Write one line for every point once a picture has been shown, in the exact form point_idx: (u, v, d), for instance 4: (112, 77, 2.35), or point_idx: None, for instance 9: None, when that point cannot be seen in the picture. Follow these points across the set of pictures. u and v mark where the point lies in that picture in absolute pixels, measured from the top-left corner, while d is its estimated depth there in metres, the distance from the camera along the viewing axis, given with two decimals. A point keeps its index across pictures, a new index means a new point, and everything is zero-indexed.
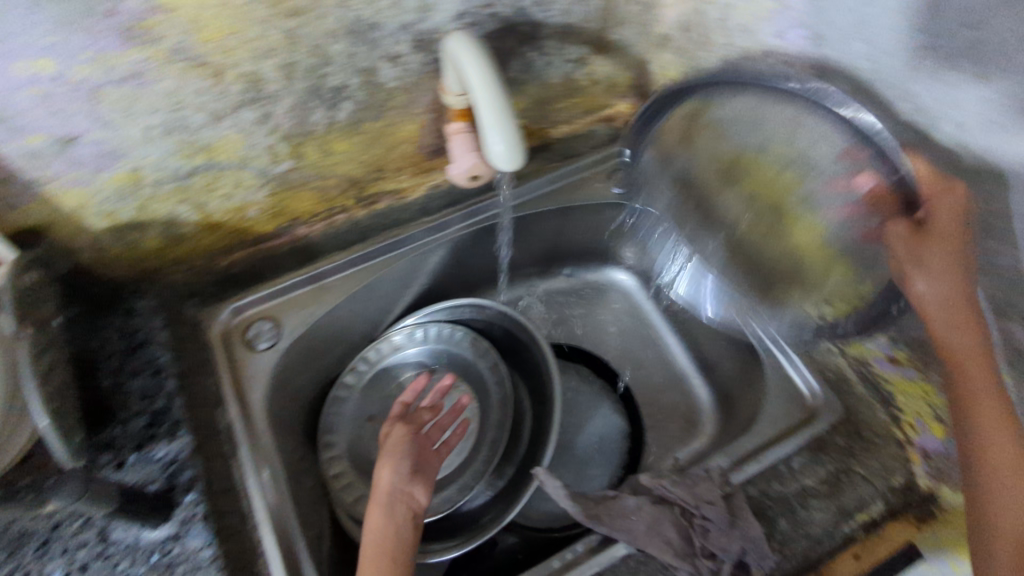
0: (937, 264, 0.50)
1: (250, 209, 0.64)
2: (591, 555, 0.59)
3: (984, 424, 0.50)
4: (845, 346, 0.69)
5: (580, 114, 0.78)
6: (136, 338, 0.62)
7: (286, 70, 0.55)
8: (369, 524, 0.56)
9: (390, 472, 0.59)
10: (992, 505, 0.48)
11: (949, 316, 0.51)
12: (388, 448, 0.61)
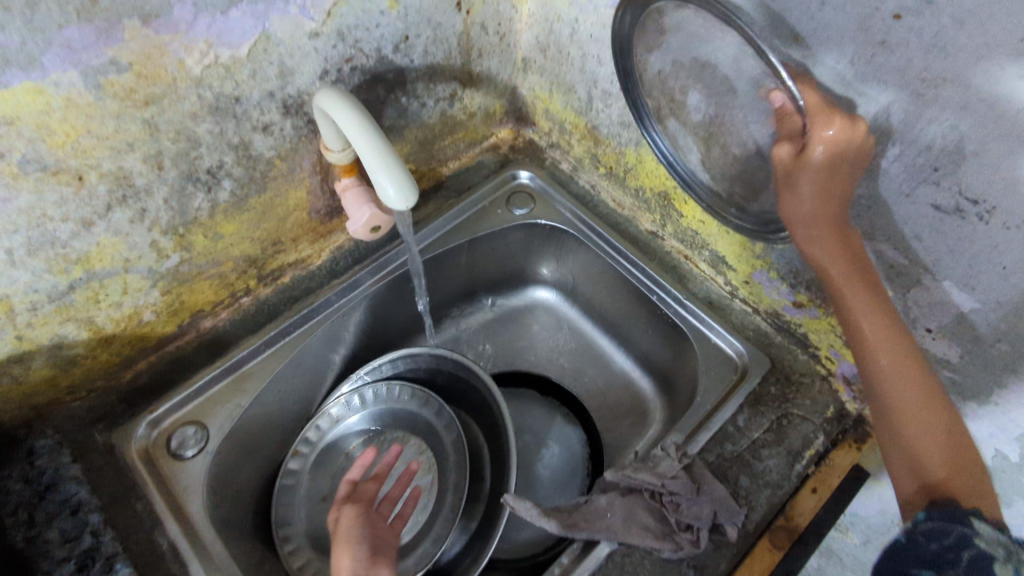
0: (812, 190, 0.51)
1: (144, 312, 0.60)
2: (578, 564, 0.60)
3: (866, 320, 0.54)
4: (757, 305, 0.74)
5: (467, 148, 0.82)
6: (44, 478, 0.55)
7: (153, 160, 0.52)
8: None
9: (350, 548, 0.56)
10: (899, 402, 0.53)
11: (819, 232, 0.53)
12: (345, 529, 0.59)
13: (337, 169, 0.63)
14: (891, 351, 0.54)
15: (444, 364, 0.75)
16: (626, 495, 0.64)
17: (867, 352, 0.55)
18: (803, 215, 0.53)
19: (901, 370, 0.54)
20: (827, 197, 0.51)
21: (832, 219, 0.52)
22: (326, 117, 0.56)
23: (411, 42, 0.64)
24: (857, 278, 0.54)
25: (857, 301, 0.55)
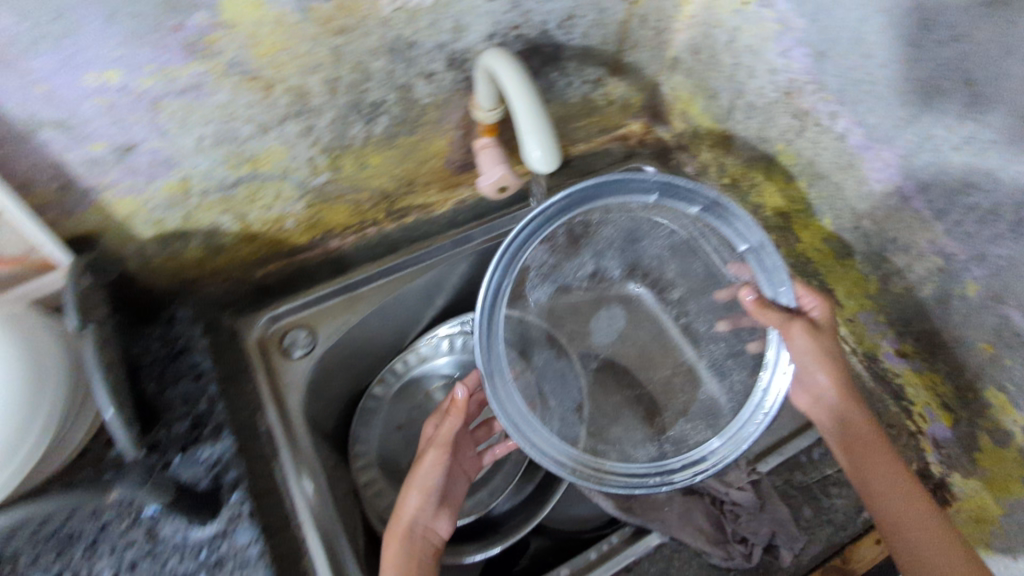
0: (828, 357, 0.64)
1: (287, 220, 0.66)
2: (627, 545, 0.62)
3: (878, 465, 0.60)
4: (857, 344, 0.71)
5: (597, 133, 0.85)
6: (178, 344, 0.61)
7: (330, 85, 0.57)
8: (388, 553, 0.57)
9: (419, 501, 0.60)
10: (919, 536, 0.56)
11: (839, 398, 0.64)
12: (418, 471, 0.62)
13: (479, 127, 0.67)
14: (909, 495, 0.58)
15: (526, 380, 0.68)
16: (687, 494, 0.65)
17: (880, 495, 0.59)
18: (838, 385, 0.64)
19: (924, 514, 0.57)
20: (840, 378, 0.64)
21: (847, 385, 0.64)
22: (485, 77, 0.60)
23: (574, 21, 0.67)
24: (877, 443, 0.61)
25: (870, 451, 0.61)
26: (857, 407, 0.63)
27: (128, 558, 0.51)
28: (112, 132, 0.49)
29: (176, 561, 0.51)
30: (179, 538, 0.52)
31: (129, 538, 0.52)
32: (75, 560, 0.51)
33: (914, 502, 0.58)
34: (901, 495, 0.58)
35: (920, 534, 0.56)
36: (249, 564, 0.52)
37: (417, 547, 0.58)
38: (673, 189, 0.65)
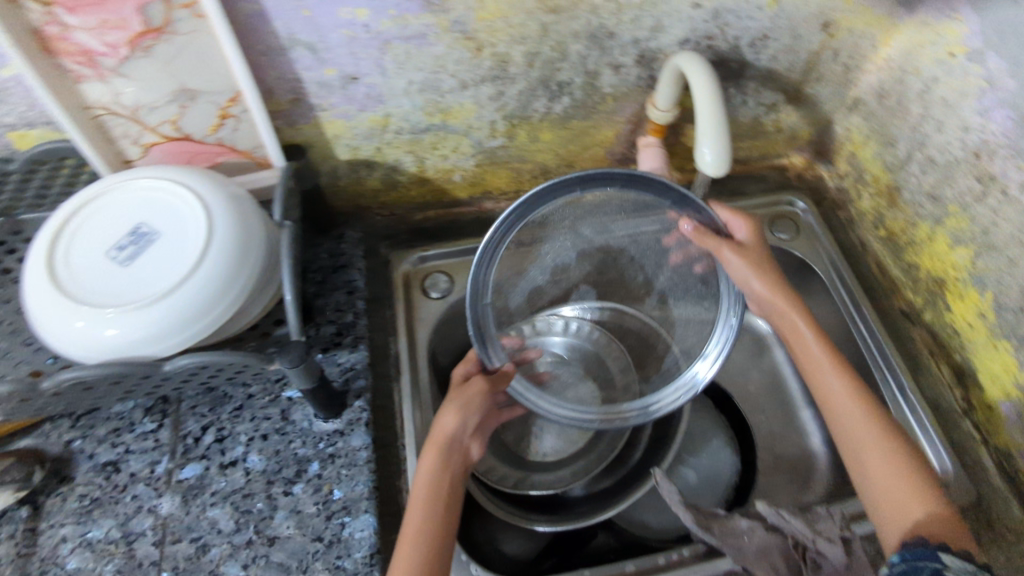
0: (756, 269, 0.64)
1: (456, 173, 0.72)
2: (696, 561, 0.63)
3: (825, 389, 0.62)
4: (989, 436, 0.67)
5: (756, 158, 0.85)
6: (342, 259, 0.69)
7: (529, 58, 0.61)
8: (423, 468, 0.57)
9: (457, 419, 0.60)
10: (867, 459, 0.57)
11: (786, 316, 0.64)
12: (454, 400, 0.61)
13: (648, 125, 0.71)
14: (853, 420, 0.59)
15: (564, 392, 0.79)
16: (770, 532, 0.63)
17: (834, 418, 0.60)
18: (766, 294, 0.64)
19: (864, 434, 0.58)
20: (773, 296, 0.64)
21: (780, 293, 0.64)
22: (669, 78, 0.63)
23: (766, 42, 0.68)
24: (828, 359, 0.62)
25: (820, 377, 0.62)
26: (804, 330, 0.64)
27: (263, 428, 0.57)
28: (346, 62, 0.56)
29: (300, 444, 0.57)
30: (306, 425, 0.58)
31: (266, 412, 0.58)
32: (222, 418, 0.57)
33: (858, 422, 0.59)
34: (853, 425, 0.59)
35: (873, 462, 0.57)
36: (357, 464, 0.56)
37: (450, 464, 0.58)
38: (638, 179, 0.61)
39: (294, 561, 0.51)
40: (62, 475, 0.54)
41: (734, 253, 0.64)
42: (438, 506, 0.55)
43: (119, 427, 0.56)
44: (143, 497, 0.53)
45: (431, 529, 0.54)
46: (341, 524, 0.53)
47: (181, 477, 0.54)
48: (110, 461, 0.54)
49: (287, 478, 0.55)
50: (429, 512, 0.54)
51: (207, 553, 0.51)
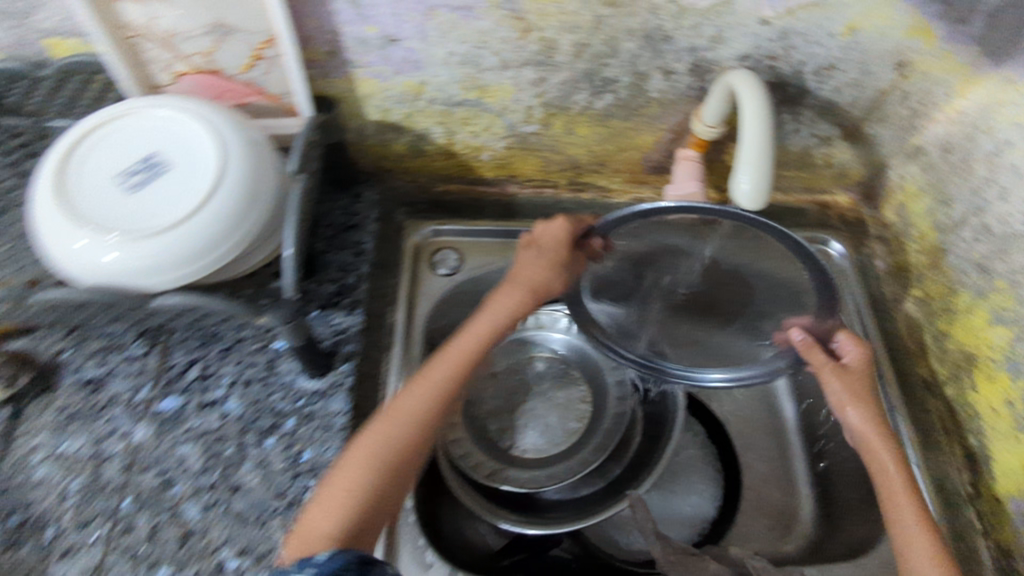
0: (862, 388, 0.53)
1: (485, 152, 0.70)
2: None
3: (872, 453, 0.53)
4: (992, 529, 0.62)
5: (797, 188, 0.81)
6: (354, 220, 0.68)
7: (578, 49, 0.58)
8: (473, 329, 0.57)
9: (559, 272, 0.59)
10: (901, 532, 0.50)
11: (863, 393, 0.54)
12: (554, 230, 0.60)
13: (691, 139, 0.68)
14: (892, 488, 0.52)
15: (558, 384, 0.80)
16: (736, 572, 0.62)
17: (881, 484, 0.52)
18: (853, 366, 0.55)
19: (903, 509, 0.51)
20: (865, 402, 0.54)
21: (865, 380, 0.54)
22: (721, 93, 0.59)
23: (832, 73, 0.64)
24: (866, 408, 0.54)
25: (876, 446, 0.53)
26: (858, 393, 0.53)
27: (245, 375, 0.58)
28: (390, 22, 0.54)
29: (280, 398, 0.58)
30: (290, 380, 0.59)
31: (253, 359, 0.59)
32: (209, 356, 0.58)
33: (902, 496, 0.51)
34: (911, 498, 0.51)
35: (906, 537, 0.49)
36: (332, 429, 0.57)
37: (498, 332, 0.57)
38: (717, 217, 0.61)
39: (252, 513, 0.53)
40: (45, 385, 0.55)
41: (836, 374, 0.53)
42: (448, 387, 0.54)
43: (109, 347, 0.57)
44: (119, 420, 0.54)
45: (433, 406, 0.54)
46: (305, 487, 0.54)
47: (159, 407, 0.56)
48: (93, 379, 0.56)
49: (262, 429, 0.56)
50: (442, 389, 0.54)
51: (170, 488, 0.53)
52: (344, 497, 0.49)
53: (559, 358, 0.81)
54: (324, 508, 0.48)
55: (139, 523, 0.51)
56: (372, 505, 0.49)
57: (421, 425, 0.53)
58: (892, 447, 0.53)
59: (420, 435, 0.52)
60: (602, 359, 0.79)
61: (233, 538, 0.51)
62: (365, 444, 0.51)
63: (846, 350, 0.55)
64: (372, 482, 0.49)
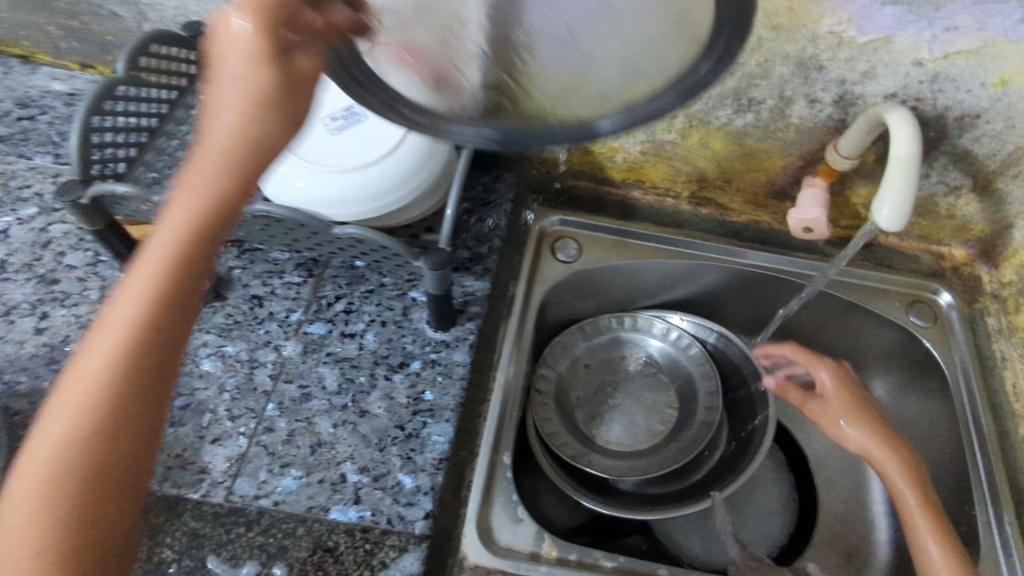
0: (855, 415, 0.68)
1: (621, 154, 0.75)
2: None
3: (899, 490, 0.64)
4: None
5: (914, 236, 0.82)
6: (492, 196, 0.74)
7: (733, 66, 0.62)
8: (190, 193, 0.39)
9: (295, 92, 0.39)
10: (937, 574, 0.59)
11: (857, 420, 0.68)
12: (317, 57, 0.39)
13: (820, 167, 0.70)
14: (923, 524, 0.61)
15: (649, 386, 0.83)
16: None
17: (903, 506, 0.63)
18: (836, 393, 0.70)
19: (944, 554, 0.59)
20: (864, 425, 0.67)
21: (856, 403, 0.69)
22: (866, 126, 0.61)
23: (976, 122, 0.65)
24: (886, 447, 0.66)
25: (901, 486, 0.64)
26: (851, 414, 0.68)
27: (383, 316, 0.64)
28: None
29: (410, 340, 0.63)
30: (420, 327, 0.64)
31: (392, 303, 0.65)
32: (354, 294, 0.65)
33: (937, 542, 0.60)
34: (940, 541, 0.60)
35: None
36: (452, 376, 0.62)
37: (252, 176, 0.40)
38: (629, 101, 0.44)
39: (375, 437, 0.58)
40: (217, 293, 0.63)
41: (814, 404, 0.71)
42: (162, 274, 0.39)
43: (273, 271, 0.65)
44: (274, 334, 0.61)
45: (146, 296, 0.39)
46: (423, 423, 0.59)
47: (308, 330, 0.62)
48: (257, 295, 0.63)
49: (391, 365, 0.61)
50: (156, 278, 0.39)
51: (308, 402, 0.59)
52: (42, 461, 0.37)
53: (652, 362, 0.84)
54: (33, 464, 0.37)
55: (280, 425, 0.57)
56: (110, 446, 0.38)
57: (139, 314, 0.39)
58: (911, 482, 0.64)
59: (152, 337, 0.39)
60: (694, 369, 0.82)
61: (356, 456, 0.57)
62: (76, 374, 0.39)
63: (819, 380, 0.72)
64: (92, 419, 0.38)
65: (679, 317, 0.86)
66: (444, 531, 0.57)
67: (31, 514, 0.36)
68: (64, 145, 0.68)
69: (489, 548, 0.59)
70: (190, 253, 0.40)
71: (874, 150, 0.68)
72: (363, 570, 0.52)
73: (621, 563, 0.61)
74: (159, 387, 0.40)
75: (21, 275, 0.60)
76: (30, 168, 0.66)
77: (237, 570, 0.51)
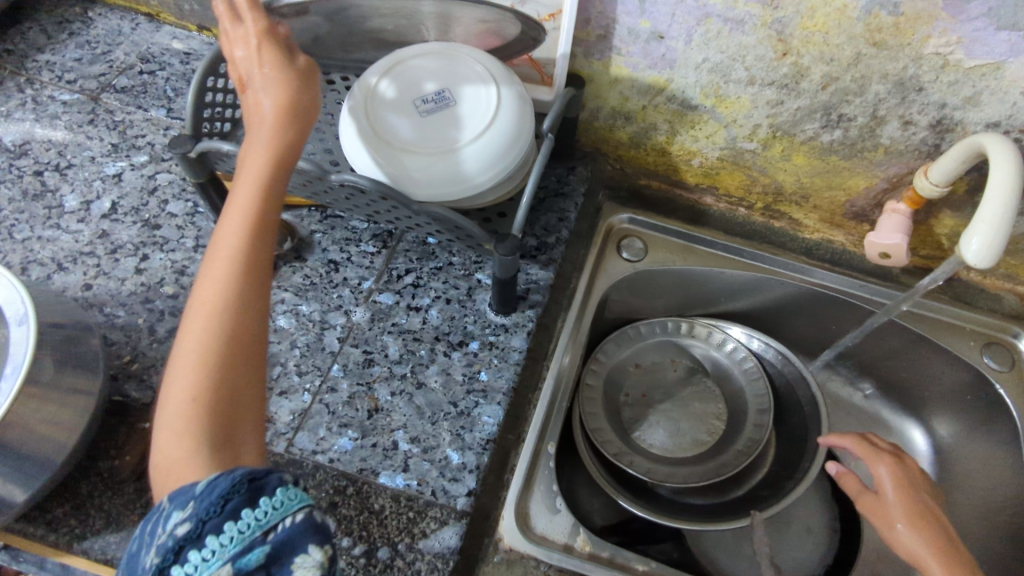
0: (912, 516, 0.60)
1: (697, 158, 0.74)
2: None
3: None
4: None
5: (1000, 275, 0.78)
6: (565, 189, 0.75)
7: (827, 80, 0.61)
8: (258, 148, 0.46)
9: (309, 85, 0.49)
10: None
11: (912, 518, 0.60)
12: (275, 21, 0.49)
13: (905, 193, 0.68)
14: None
15: (700, 396, 0.83)
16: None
17: None
18: (897, 489, 0.63)
19: None
20: (922, 529, 0.59)
21: (916, 500, 0.62)
22: (961, 156, 0.59)
23: None
24: (939, 552, 0.57)
25: None
26: (908, 515, 0.61)
27: (449, 294, 0.66)
28: (662, 20, 0.60)
29: (471, 321, 0.65)
30: (482, 309, 0.66)
31: (458, 282, 0.67)
32: (423, 270, 0.67)
33: None
34: None
35: None
36: (508, 361, 0.63)
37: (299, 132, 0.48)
38: None
39: (430, 410, 0.60)
40: (299, 254, 0.67)
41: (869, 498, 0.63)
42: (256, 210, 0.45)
43: (350, 238, 0.68)
44: (345, 299, 0.65)
45: (249, 206, 0.44)
46: (476, 402, 0.61)
47: (378, 298, 0.65)
48: (333, 260, 0.67)
49: (451, 342, 0.64)
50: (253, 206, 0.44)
51: (371, 367, 0.62)
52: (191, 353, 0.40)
53: (703, 370, 0.84)
54: (181, 374, 0.40)
55: (342, 386, 0.61)
56: (245, 346, 0.42)
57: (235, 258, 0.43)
58: None
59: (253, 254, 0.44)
60: (746, 385, 0.82)
61: (409, 426, 0.59)
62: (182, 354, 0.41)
63: (878, 476, 0.64)
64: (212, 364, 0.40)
65: (737, 330, 0.85)
66: (483, 511, 0.59)
67: (186, 416, 0.39)
68: (177, 100, 0.73)
69: (524, 534, 0.60)
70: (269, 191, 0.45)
71: (968, 180, 0.66)
72: (403, 537, 0.54)
73: (652, 568, 0.61)
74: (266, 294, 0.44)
75: (128, 218, 0.65)
76: (146, 119, 0.72)
77: None
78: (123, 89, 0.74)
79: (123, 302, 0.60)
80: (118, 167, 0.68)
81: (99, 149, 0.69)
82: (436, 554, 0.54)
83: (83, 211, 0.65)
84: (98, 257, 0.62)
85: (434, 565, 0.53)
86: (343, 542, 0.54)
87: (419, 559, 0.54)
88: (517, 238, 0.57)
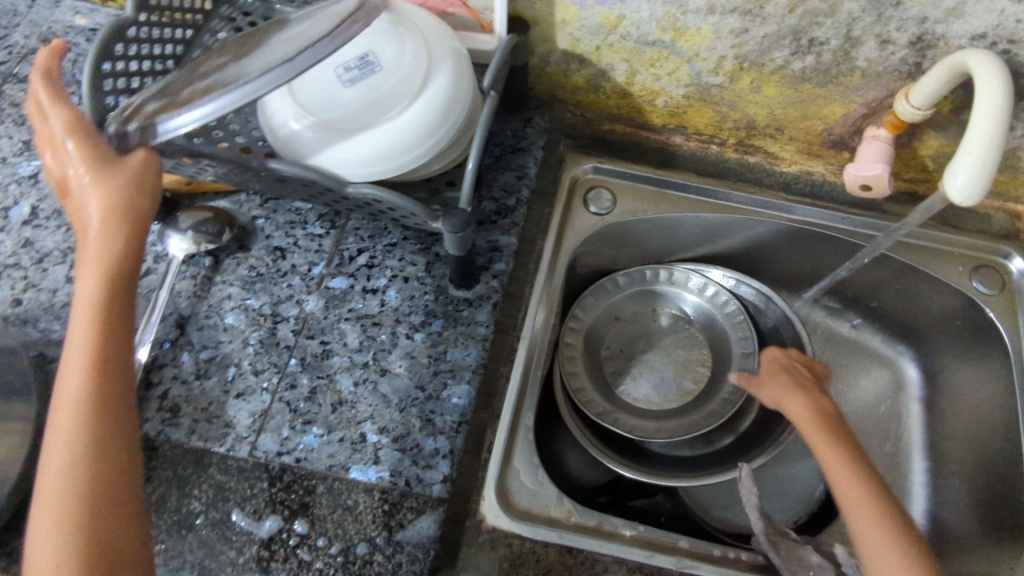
0: (781, 379, 0.66)
1: (661, 97, 0.69)
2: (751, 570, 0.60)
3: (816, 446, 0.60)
4: None
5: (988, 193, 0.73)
6: (522, 143, 0.70)
7: (794, 2, 0.55)
8: (89, 260, 0.46)
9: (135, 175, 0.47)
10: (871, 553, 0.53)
11: (780, 380, 0.66)
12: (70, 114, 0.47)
13: (886, 118, 0.63)
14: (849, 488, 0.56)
15: (682, 345, 0.81)
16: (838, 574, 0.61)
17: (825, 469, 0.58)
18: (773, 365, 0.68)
19: (871, 519, 0.54)
20: (792, 387, 0.65)
21: (785, 367, 0.68)
22: (944, 76, 0.54)
23: None
24: (802, 396, 0.64)
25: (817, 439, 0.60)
26: (781, 380, 0.66)
27: (406, 272, 0.63)
28: None
29: (432, 298, 0.62)
30: (443, 284, 0.62)
31: (415, 258, 0.63)
32: (378, 248, 0.63)
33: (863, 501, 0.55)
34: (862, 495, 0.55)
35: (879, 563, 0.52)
36: (474, 337, 0.60)
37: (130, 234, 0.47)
38: None
39: (396, 397, 0.58)
40: (241, 244, 0.63)
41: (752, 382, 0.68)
42: (96, 326, 0.45)
43: (295, 221, 0.64)
44: (296, 288, 0.61)
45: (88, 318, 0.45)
46: (444, 384, 0.58)
47: (331, 284, 0.61)
48: (279, 246, 0.63)
49: (413, 323, 0.61)
50: (91, 327, 0.45)
51: (330, 358, 0.59)
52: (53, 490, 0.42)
53: (686, 317, 0.82)
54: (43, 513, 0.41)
55: (302, 381, 0.58)
56: (110, 462, 0.43)
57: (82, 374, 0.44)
58: (824, 432, 0.60)
59: (102, 384, 0.45)
60: (729, 329, 0.79)
61: (376, 416, 0.57)
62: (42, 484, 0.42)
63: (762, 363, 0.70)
64: (76, 488, 0.42)
65: (717, 272, 0.82)
66: (461, 493, 0.58)
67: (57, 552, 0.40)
68: None
69: (506, 512, 0.59)
70: (108, 305, 0.46)
71: (951, 99, 0.61)
72: (381, 530, 0.53)
73: (639, 532, 0.61)
74: (128, 412, 0.46)
75: (51, 222, 0.60)
76: None
77: (260, 523, 0.53)
78: (28, 77, 0.67)
79: (57, 315, 0.56)
80: (33, 166, 0.63)
81: (10, 148, 0.64)
82: (415, 544, 0.53)
83: (2, 219, 0.60)
84: (24, 268, 0.58)
85: (414, 556, 0.52)
86: (318, 543, 0.52)
87: (398, 551, 0.52)
88: (467, 212, 0.52)
